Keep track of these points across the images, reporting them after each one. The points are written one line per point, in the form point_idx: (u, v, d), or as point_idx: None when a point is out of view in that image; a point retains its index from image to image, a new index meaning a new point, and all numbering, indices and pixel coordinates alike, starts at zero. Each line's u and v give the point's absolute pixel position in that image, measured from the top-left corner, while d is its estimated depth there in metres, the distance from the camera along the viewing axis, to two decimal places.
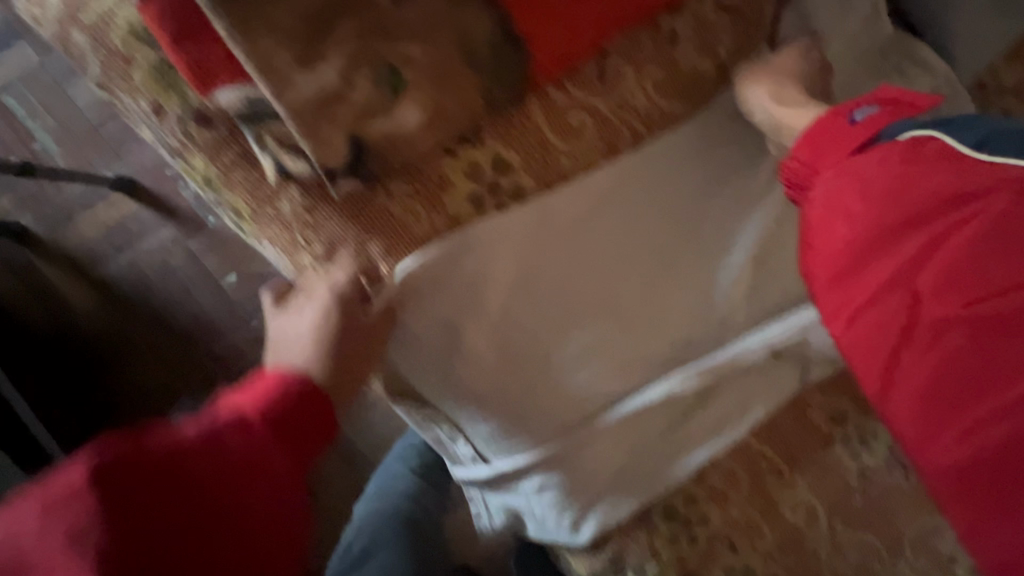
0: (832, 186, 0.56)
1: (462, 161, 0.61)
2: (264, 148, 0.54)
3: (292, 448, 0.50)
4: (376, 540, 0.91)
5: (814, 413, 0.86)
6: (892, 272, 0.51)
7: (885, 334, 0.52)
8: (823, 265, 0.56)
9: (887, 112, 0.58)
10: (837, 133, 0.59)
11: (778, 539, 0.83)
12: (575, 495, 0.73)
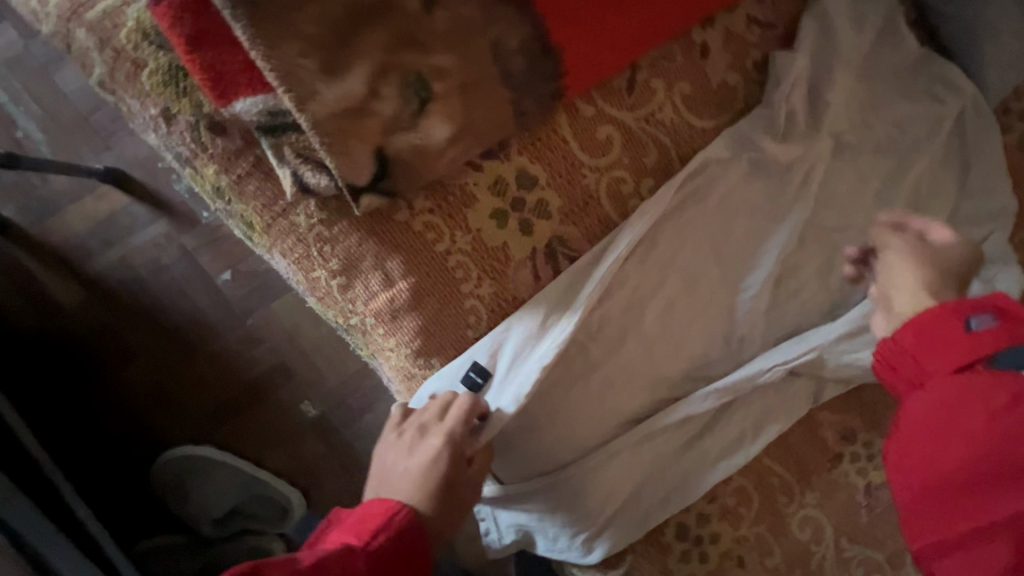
0: (937, 397, 0.45)
1: (487, 176, 0.60)
2: (283, 159, 0.50)
3: None
4: None
5: (826, 434, 0.86)
6: (993, 494, 0.40)
7: (982, 528, 0.40)
8: (911, 461, 0.45)
9: (1007, 328, 0.46)
10: (943, 339, 0.47)
11: (785, 556, 0.83)
12: (588, 515, 0.72)
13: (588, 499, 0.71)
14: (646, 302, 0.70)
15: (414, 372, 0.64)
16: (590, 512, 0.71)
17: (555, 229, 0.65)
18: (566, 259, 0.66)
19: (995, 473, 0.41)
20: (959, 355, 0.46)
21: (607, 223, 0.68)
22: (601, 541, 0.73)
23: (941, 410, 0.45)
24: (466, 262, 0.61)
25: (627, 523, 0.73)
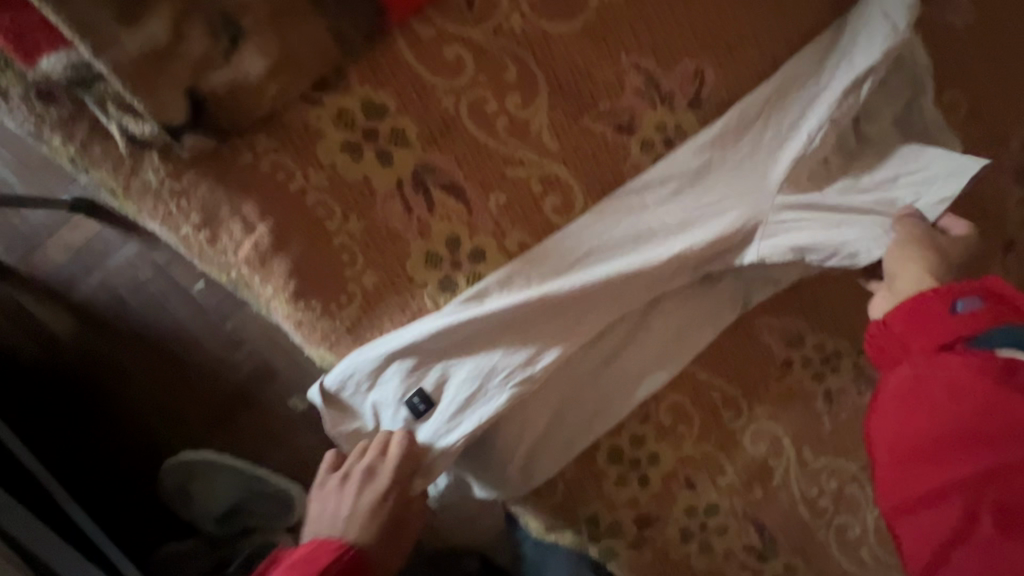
0: (915, 375, 0.55)
1: (330, 108, 0.60)
2: (109, 115, 0.53)
3: None
4: None
5: (772, 341, 0.81)
6: (968, 478, 0.50)
7: (913, 374, 0.55)
8: (892, 427, 0.55)
9: (991, 311, 0.55)
10: (932, 317, 0.56)
11: (740, 472, 0.79)
12: (509, 448, 0.70)
13: (504, 431, 0.70)
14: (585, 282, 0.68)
15: (300, 317, 0.64)
16: (508, 445, 0.70)
17: (418, 157, 0.64)
18: (436, 186, 0.65)
19: (969, 434, 0.50)
20: (955, 327, 0.55)
21: (476, 146, 0.66)
22: (529, 469, 0.72)
23: (915, 381, 0.54)
24: (326, 199, 0.61)
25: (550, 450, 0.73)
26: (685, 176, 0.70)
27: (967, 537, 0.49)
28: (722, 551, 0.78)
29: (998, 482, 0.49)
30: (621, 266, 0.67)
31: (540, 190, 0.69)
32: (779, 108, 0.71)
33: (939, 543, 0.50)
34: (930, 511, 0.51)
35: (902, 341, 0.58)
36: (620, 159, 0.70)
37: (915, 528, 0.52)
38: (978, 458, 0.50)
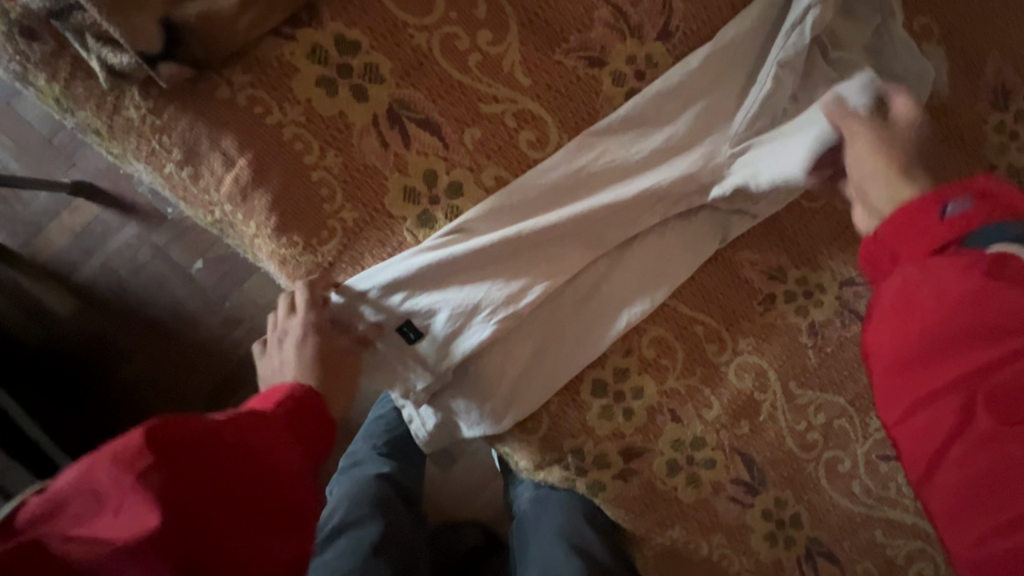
0: (907, 280, 0.49)
1: (303, 44, 0.62)
2: (88, 47, 0.55)
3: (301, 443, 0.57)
4: (355, 515, 0.90)
5: (753, 276, 0.81)
6: (966, 375, 0.44)
7: (902, 279, 0.49)
8: (886, 340, 0.49)
9: (983, 209, 0.48)
10: (920, 220, 0.50)
11: (726, 406, 0.80)
12: (491, 380, 0.72)
13: (485, 362, 0.72)
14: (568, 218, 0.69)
15: (284, 254, 0.66)
16: (492, 376, 0.72)
17: (393, 93, 0.66)
18: (411, 122, 0.67)
19: (966, 331, 0.44)
20: (947, 230, 0.48)
21: (449, 81, 0.68)
22: (513, 402, 0.73)
23: (908, 288, 0.48)
24: (303, 133, 0.63)
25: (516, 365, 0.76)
26: (655, 121, 0.72)
27: (965, 438, 0.43)
28: (710, 484, 0.79)
29: (999, 376, 0.42)
30: (599, 202, 0.70)
31: (514, 125, 0.70)
32: (744, 43, 0.74)
33: (936, 449, 0.45)
34: (925, 416, 0.45)
35: (888, 248, 0.52)
36: (592, 93, 0.71)
37: (913, 439, 0.46)
38: (977, 355, 0.43)
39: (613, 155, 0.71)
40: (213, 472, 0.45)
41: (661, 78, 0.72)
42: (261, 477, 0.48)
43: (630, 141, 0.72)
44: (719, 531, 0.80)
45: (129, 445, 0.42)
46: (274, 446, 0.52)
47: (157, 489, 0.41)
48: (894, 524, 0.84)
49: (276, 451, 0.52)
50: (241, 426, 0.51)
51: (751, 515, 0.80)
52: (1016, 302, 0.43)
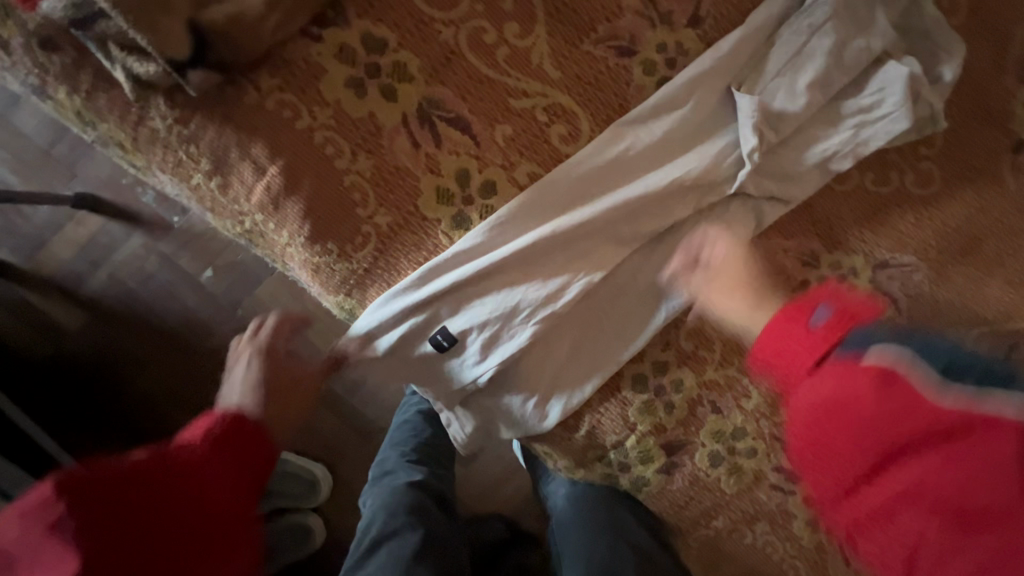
0: (812, 398, 0.59)
1: (330, 43, 0.60)
2: (111, 57, 0.53)
3: (234, 464, 0.54)
4: (393, 521, 0.87)
5: (787, 262, 0.80)
6: (902, 488, 0.55)
7: (819, 384, 0.59)
8: (830, 477, 0.60)
9: (839, 317, 0.61)
10: (797, 338, 0.62)
11: (764, 395, 0.79)
12: (532, 379, 0.71)
13: (527, 362, 0.70)
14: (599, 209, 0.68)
15: (318, 262, 0.65)
16: (533, 376, 0.71)
17: (422, 91, 0.64)
18: (442, 121, 0.65)
19: (889, 449, 0.55)
20: (820, 341, 0.60)
21: (478, 77, 0.66)
22: (555, 400, 0.73)
23: (823, 410, 0.58)
24: (334, 137, 0.61)
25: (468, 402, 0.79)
26: (687, 105, 0.70)
27: (926, 557, 0.54)
28: (752, 473, 0.79)
29: (939, 486, 0.53)
30: (633, 191, 0.69)
31: (545, 119, 0.69)
32: (772, 24, 0.72)
33: (904, 557, 0.56)
34: (883, 530, 0.56)
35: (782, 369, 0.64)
36: (623, 83, 0.70)
37: (897, 560, 0.56)
38: (901, 471, 0.55)
39: (643, 143, 0.69)
40: (157, 520, 0.46)
41: (690, 65, 0.70)
42: (194, 535, 0.47)
43: (662, 126, 0.70)
44: (762, 519, 0.80)
45: (35, 501, 0.42)
46: (222, 491, 0.51)
47: (99, 537, 0.43)
48: None
49: (213, 509, 0.49)
50: (183, 455, 0.51)
51: (793, 502, 0.80)
52: (918, 403, 0.54)
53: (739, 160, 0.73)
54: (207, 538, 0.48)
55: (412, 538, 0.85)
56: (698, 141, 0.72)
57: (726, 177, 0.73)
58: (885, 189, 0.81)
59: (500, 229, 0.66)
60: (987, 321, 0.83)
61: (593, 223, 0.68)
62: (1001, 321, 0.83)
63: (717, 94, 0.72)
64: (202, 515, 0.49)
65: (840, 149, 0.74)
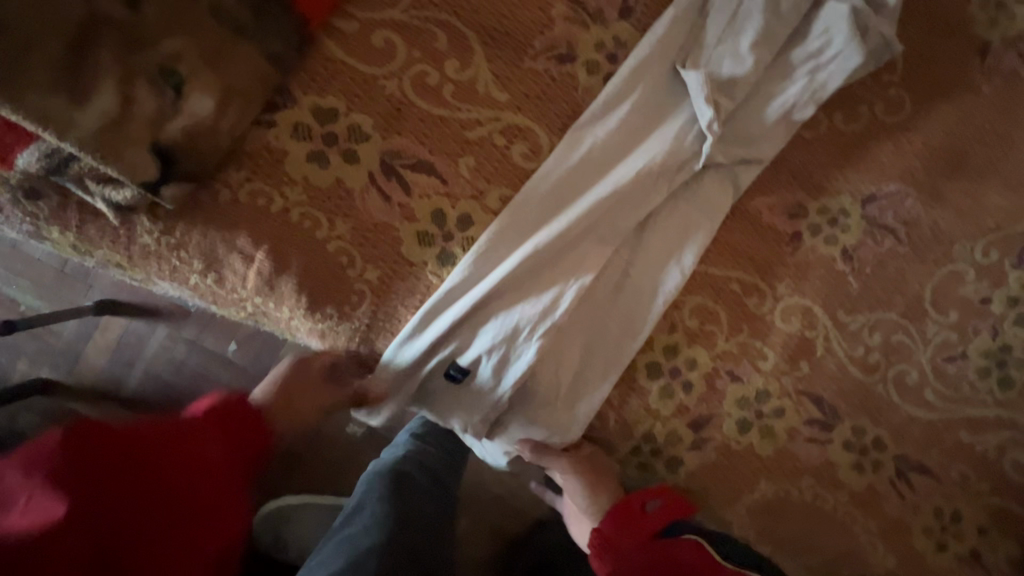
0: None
1: (284, 125, 0.63)
2: (90, 190, 0.57)
3: (231, 441, 0.71)
4: (370, 493, 0.81)
5: (774, 219, 0.80)
6: None
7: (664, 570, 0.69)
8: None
9: (670, 506, 0.75)
10: (637, 517, 0.74)
11: (781, 353, 0.80)
12: (550, 388, 0.74)
13: (541, 374, 0.72)
14: (577, 213, 0.69)
15: (322, 328, 0.68)
16: (550, 386, 0.73)
17: (381, 146, 0.67)
18: (406, 169, 0.68)
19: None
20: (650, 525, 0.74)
21: (431, 119, 0.68)
22: (577, 402, 0.75)
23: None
24: (309, 211, 0.64)
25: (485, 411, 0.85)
26: (638, 93, 0.71)
27: None
28: (785, 431, 0.79)
29: None
30: (604, 189, 0.70)
31: (504, 142, 0.70)
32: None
33: None
34: None
35: (617, 547, 0.73)
36: (571, 89, 0.71)
37: None
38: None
39: (603, 141, 0.71)
40: (150, 459, 0.62)
41: (631, 55, 0.71)
42: (175, 472, 0.62)
43: (618, 119, 0.71)
44: (806, 474, 0.80)
45: (45, 449, 0.57)
46: (219, 446, 0.69)
47: (107, 464, 0.59)
48: (976, 420, 0.84)
49: (169, 469, 0.62)
50: (179, 428, 0.66)
51: (834, 450, 0.80)
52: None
53: (701, 133, 0.73)
54: (199, 478, 0.64)
55: (382, 508, 0.78)
56: (656, 125, 0.73)
57: (693, 152, 0.73)
58: (855, 124, 0.80)
59: (486, 256, 0.68)
60: (989, 229, 0.82)
61: (573, 229, 0.69)
62: (1005, 226, 0.82)
63: (665, 73, 0.72)
64: (198, 472, 0.64)
65: (800, 99, 0.74)
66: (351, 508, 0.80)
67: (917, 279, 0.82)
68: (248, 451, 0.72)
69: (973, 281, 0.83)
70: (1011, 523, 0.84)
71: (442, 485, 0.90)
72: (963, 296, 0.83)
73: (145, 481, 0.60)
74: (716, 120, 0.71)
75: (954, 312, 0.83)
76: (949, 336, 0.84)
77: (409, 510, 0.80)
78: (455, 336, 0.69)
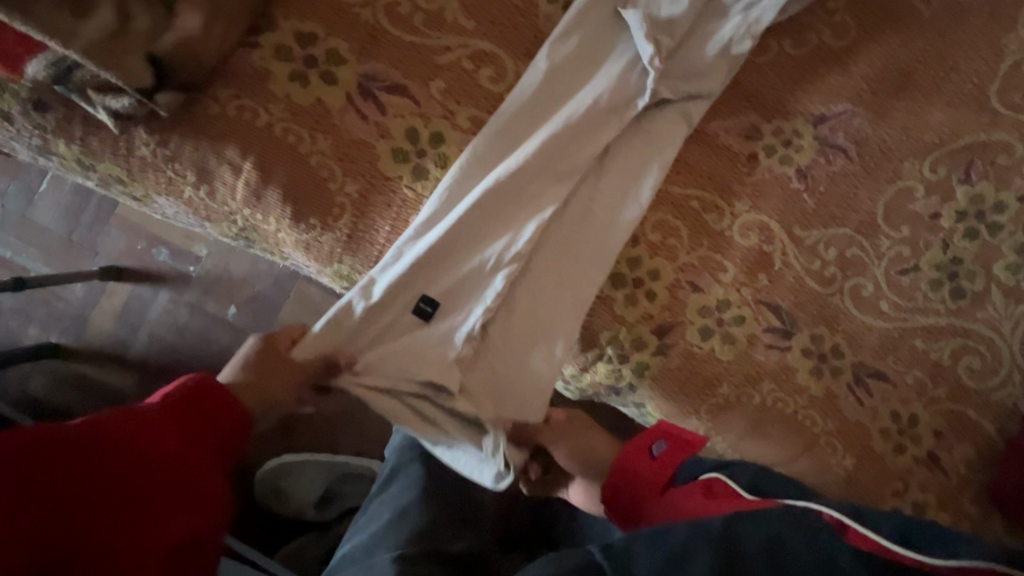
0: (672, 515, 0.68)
1: (267, 47, 0.70)
2: (92, 100, 0.63)
3: (190, 428, 0.72)
4: (402, 458, 0.86)
5: (731, 141, 0.85)
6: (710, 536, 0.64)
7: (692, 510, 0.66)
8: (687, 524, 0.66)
9: (675, 446, 0.75)
10: (643, 467, 0.74)
11: (739, 266, 0.85)
12: (524, 316, 0.78)
13: (515, 301, 0.78)
14: (533, 154, 0.75)
15: (307, 239, 0.73)
16: (524, 312, 0.78)
17: (357, 69, 0.73)
18: (381, 90, 0.73)
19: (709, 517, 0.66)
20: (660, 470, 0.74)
21: (403, 45, 0.74)
22: (554, 330, 0.78)
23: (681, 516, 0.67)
24: (293, 126, 0.70)
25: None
26: (581, 36, 0.78)
27: None
28: (745, 338, 0.84)
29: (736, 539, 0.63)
30: (557, 127, 0.76)
31: (471, 66, 0.76)
32: None
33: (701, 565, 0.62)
34: None
35: (640, 491, 0.73)
36: (533, 17, 0.78)
37: None
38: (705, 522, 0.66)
39: (548, 85, 0.77)
40: (122, 458, 0.63)
41: (573, 2, 0.78)
42: (152, 464, 0.64)
43: (561, 63, 0.77)
44: (767, 379, 0.85)
45: None
46: (171, 437, 0.69)
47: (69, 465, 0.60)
48: (929, 329, 0.88)
49: (147, 459, 0.64)
50: (157, 416, 0.70)
51: (793, 357, 0.85)
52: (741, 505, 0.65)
53: (644, 70, 0.78)
54: (166, 479, 0.65)
55: (411, 475, 0.83)
56: (601, 66, 0.78)
57: (638, 88, 0.79)
58: (804, 50, 0.87)
59: (452, 194, 0.74)
60: (934, 146, 0.87)
61: (530, 165, 0.75)
62: (949, 143, 0.87)
63: (608, 14, 0.79)
64: (164, 467, 0.65)
65: (736, 35, 0.80)
66: (388, 472, 0.86)
67: (869, 196, 0.87)
68: (225, 438, 0.75)
69: (922, 197, 0.87)
70: (966, 427, 0.88)
71: None
72: (915, 211, 0.88)
73: (120, 476, 0.62)
74: (657, 56, 0.76)
75: (906, 226, 0.88)
76: (902, 250, 0.88)
77: (439, 474, 0.85)
78: (431, 270, 0.74)
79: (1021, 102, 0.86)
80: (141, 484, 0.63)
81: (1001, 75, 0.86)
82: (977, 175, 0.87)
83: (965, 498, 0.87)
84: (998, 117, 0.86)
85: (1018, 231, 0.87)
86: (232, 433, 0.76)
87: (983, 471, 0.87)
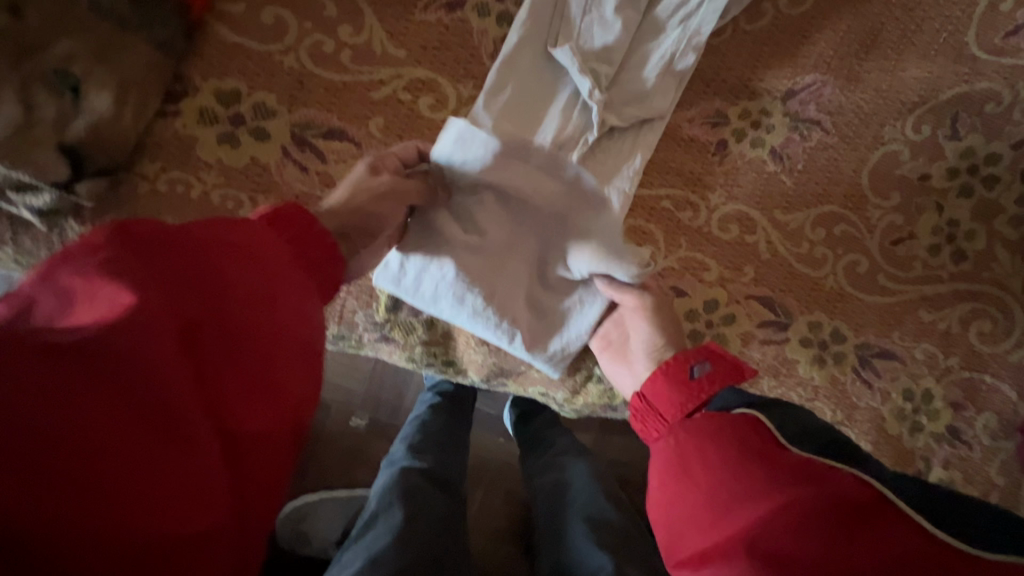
0: (676, 445, 0.55)
1: (190, 112, 0.67)
2: (14, 202, 0.62)
3: (295, 245, 0.54)
4: (382, 501, 0.77)
5: (697, 130, 0.80)
6: (718, 477, 0.49)
7: (713, 449, 0.52)
8: (695, 462, 0.52)
9: (721, 373, 0.62)
10: (678, 380, 0.62)
11: (722, 261, 0.80)
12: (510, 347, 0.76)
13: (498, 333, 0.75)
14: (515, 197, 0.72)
15: None
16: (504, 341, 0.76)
17: (289, 120, 0.69)
18: (318, 137, 0.70)
19: (733, 452, 0.50)
20: (694, 392, 0.61)
21: (334, 85, 0.70)
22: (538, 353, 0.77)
23: (683, 452, 0.54)
24: (230, 191, 0.68)
25: (462, 374, 0.86)
26: (518, 67, 0.74)
27: (751, 510, 0.46)
28: (738, 337, 0.80)
29: (755, 478, 0.48)
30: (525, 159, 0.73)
31: (409, 96, 0.72)
32: None
33: (706, 513, 0.48)
34: (688, 517, 0.50)
35: (658, 412, 0.61)
36: (465, 34, 0.74)
37: (685, 516, 0.50)
38: (723, 458, 0.50)
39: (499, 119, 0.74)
40: (183, 271, 0.42)
41: (502, 46, 0.74)
42: (253, 272, 0.46)
43: (507, 94, 0.74)
44: (764, 374, 0.81)
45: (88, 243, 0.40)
46: (303, 251, 0.54)
47: (119, 280, 0.39)
48: (935, 298, 0.83)
49: (272, 260, 0.49)
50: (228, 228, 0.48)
51: (790, 348, 0.81)
52: (778, 453, 0.50)
53: (586, 104, 0.76)
54: (299, 284, 0.51)
55: (395, 514, 0.74)
56: (548, 90, 0.76)
57: (585, 123, 0.76)
58: (761, 23, 0.81)
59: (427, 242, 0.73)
60: (916, 103, 0.81)
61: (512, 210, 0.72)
62: (930, 98, 0.81)
63: (546, 27, 0.76)
64: (293, 280, 0.50)
65: (677, 50, 0.77)
66: (366, 519, 0.76)
67: (854, 166, 0.82)
68: (321, 264, 0.55)
69: (909, 159, 0.82)
70: (985, 396, 0.83)
71: (454, 488, 0.86)
72: (904, 175, 0.82)
73: (205, 275, 0.43)
74: (597, 89, 0.73)
75: (897, 192, 0.82)
76: (894, 219, 0.82)
77: (424, 510, 0.76)
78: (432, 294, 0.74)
79: (1002, 44, 0.81)
80: (204, 312, 0.42)
81: (977, 18, 0.81)
82: (965, 128, 0.81)
83: (991, 470, 0.82)
84: (979, 64, 0.81)
85: (1016, 181, 0.82)
86: (322, 265, 0.56)
87: (1007, 440, 0.83)
